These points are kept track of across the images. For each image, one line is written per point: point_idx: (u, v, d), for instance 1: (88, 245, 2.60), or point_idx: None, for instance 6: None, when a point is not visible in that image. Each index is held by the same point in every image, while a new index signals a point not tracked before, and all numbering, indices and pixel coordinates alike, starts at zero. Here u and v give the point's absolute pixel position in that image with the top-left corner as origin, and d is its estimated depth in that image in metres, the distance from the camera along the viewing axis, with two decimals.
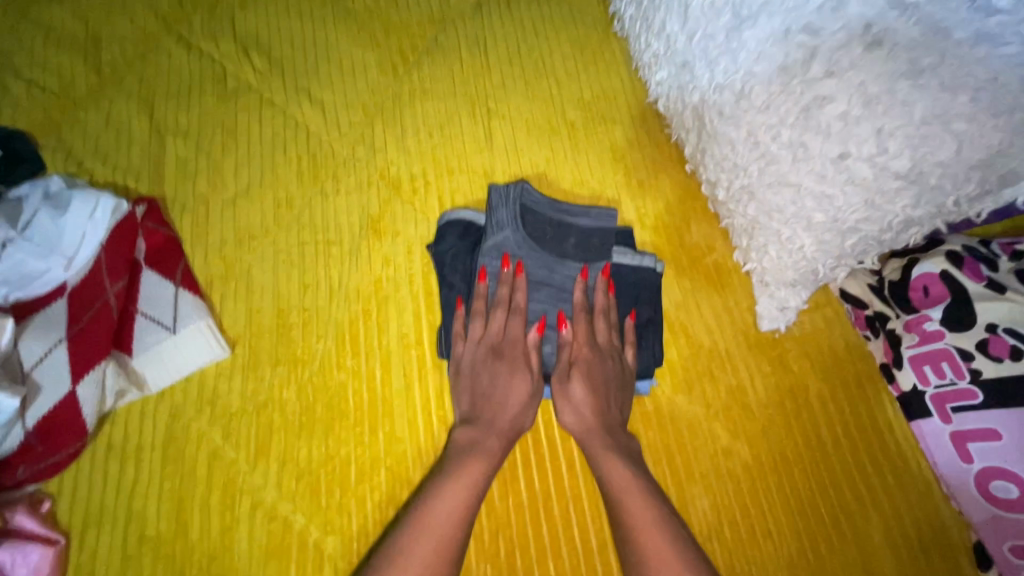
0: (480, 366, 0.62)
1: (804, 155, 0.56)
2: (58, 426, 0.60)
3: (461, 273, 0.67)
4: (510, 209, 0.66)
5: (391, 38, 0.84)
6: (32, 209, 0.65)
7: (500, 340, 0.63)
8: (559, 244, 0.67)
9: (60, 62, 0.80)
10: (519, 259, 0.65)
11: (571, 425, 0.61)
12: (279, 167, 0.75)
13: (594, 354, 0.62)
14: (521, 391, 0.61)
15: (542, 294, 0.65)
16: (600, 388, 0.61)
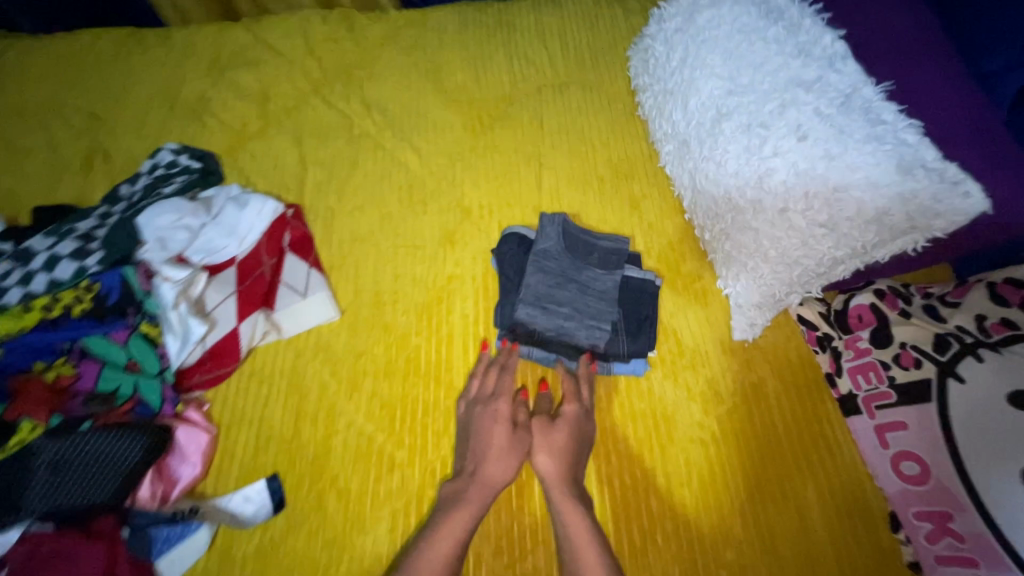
0: (474, 417, 0.81)
1: (761, 208, 0.80)
2: (222, 351, 0.85)
3: (515, 268, 0.92)
4: (555, 228, 0.93)
5: (473, 108, 1.14)
6: (221, 205, 0.95)
7: (491, 398, 0.82)
8: (587, 256, 0.92)
9: (239, 109, 1.12)
10: (558, 262, 0.90)
11: (545, 481, 0.76)
12: (385, 193, 1.03)
13: (565, 415, 0.81)
14: (504, 437, 0.79)
15: (573, 287, 0.88)
16: (572, 441, 0.79)
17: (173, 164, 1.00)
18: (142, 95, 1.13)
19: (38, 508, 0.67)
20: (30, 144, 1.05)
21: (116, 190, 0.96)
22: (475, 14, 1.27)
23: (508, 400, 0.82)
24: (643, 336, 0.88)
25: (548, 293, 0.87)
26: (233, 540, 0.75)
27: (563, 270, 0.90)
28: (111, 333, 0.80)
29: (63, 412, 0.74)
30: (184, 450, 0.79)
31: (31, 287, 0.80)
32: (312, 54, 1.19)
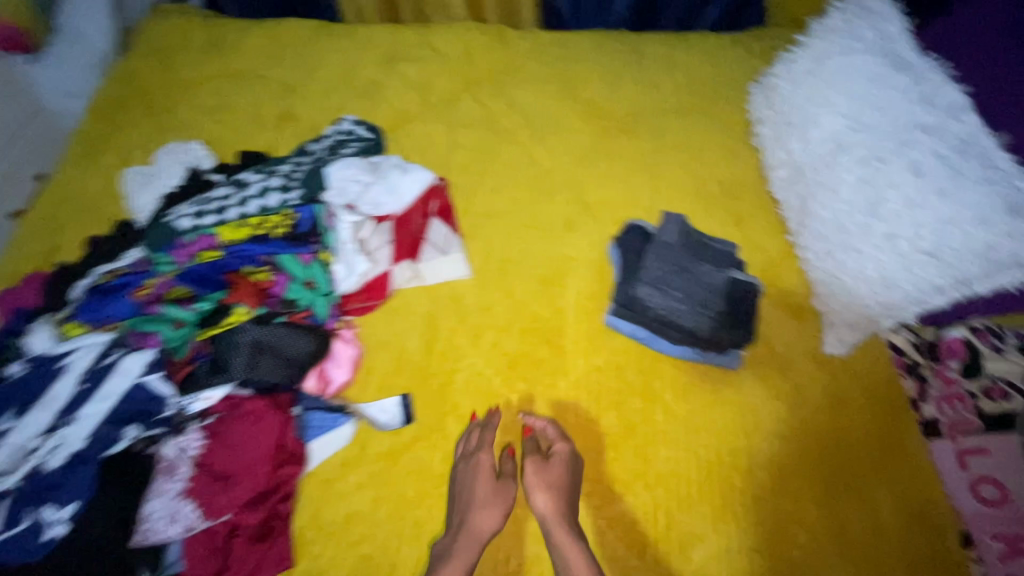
0: (458, 473, 0.86)
1: (869, 233, 0.90)
2: (375, 287, 1.01)
3: (634, 253, 1.04)
4: (675, 225, 1.07)
5: (600, 120, 1.28)
6: (386, 167, 1.12)
7: (474, 451, 0.87)
8: (702, 252, 1.04)
9: (401, 97, 1.31)
10: (676, 252, 1.02)
11: (544, 512, 0.81)
12: (517, 183, 1.18)
13: (545, 464, 0.85)
14: (489, 485, 0.84)
15: (687, 277, 0.99)
16: (556, 483, 0.83)
17: (351, 133, 1.20)
18: (328, 77, 1.35)
19: (240, 370, 0.84)
20: (239, 104, 1.30)
21: (303, 146, 1.17)
22: (613, 39, 1.41)
23: (489, 451, 0.87)
24: (745, 329, 0.95)
25: (666, 279, 0.99)
26: (369, 439, 0.89)
27: (679, 262, 1.01)
28: (300, 254, 0.96)
29: (264, 305, 0.93)
30: (338, 359, 0.93)
31: (247, 208, 0.98)
32: (468, 58, 1.38)
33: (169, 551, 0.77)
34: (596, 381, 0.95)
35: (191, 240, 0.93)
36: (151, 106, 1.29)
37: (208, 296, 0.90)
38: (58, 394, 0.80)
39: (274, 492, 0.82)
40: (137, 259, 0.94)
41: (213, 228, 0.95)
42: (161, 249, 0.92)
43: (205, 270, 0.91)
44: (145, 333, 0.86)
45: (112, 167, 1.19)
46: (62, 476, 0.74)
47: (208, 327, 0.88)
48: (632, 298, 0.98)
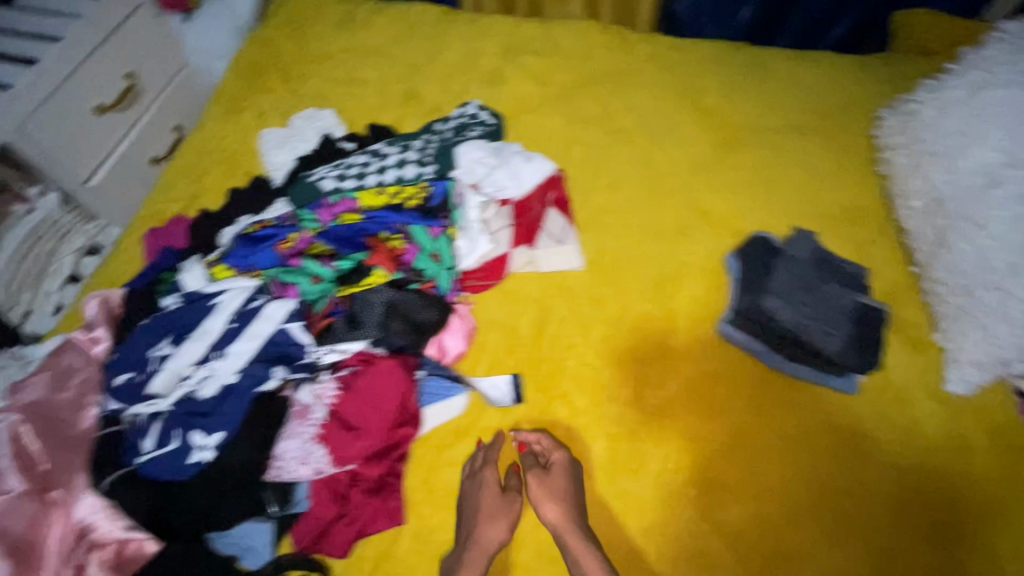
0: (463, 490, 0.84)
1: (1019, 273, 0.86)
2: (493, 266, 1.03)
3: (762, 263, 1.04)
4: (809, 241, 1.07)
5: (720, 129, 1.26)
6: (510, 152, 1.15)
7: (478, 469, 0.85)
8: (832, 271, 1.03)
9: (521, 86, 1.33)
10: (807, 267, 1.03)
11: (555, 522, 0.80)
12: (632, 184, 1.18)
13: (546, 476, 0.84)
14: (495, 499, 0.82)
15: (816, 294, 0.99)
16: (561, 495, 0.82)
17: (475, 116, 1.23)
18: (452, 60, 1.38)
19: (373, 326, 0.89)
20: (367, 79, 1.35)
21: (431, 125, 1.21)
22: (735, 52, 1.40)
23: (493, 467, 0.85)
24: (873, 353, 0.95)
25: (794, 291, 1.00)
26: (480, 414, 0.91)
27: (809, 277, 1.02)
28: (430, 227, 1.00)
29: (399, 268, 0.96)
30: (456, 329, 0.96)
31: (383, 177, 1.04)
32: (590, 55, 1.38)
33: (297, 490, 0.80)
34: (704, 387, 0.95)
35: (334, 201, 0.99)
36: (287, 73, 1.36)
37: (346, 256, 0.95)
38: (210, 329, 0.86)
39: (393, 450, 0.85)
40: (283, 214, 1.00)
41: (353, 192, 1.01)
42: (308, 207, 0.98)
43: (346, 230, 0.96)
44: (286, 284, 0.92)
45: (249, 126, 1.26)
46: (211, 407, 0.80)
47: (344, 286, 0.92)
48: (762, 307, 0.98)
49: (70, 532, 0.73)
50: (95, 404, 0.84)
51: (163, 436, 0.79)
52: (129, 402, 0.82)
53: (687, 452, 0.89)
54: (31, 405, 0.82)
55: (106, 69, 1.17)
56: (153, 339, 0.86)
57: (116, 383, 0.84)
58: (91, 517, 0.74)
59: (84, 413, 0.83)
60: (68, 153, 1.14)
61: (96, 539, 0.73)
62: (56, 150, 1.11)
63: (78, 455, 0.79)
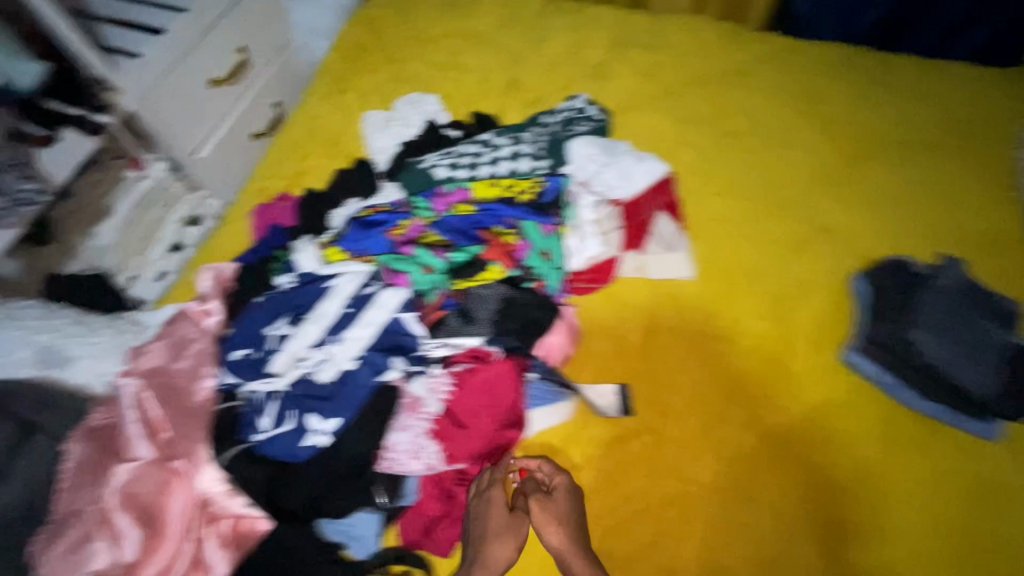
0: (469, 510, 0.79)
1: None
2: (602, 268, 1.00)
3: (899, 293, 0.96)
4: (958, 272, 0.97)
5: (842, 139, 1.18)
6: (622, 151, 1.10)
7: (485, 488, 0.80)
8: (981, 309, 0.94)
9: (628, 79, 1.27)
10: (956, 301, 0.94)
11: (559, 547, 0.75)
12: (747, 193, 1.12)
13: (548, 499, 0.79)
14: (502, 519, 0.77)
15: (967, 334, 0.91)
16: (567, 520, 0.77)
17: (583, 111, 1.19)
18: (556, 51, 1.33)
19: (487, 322, 0.88)
20: (470, 64, 1.32)
21: (537, 117, 1.18)
22: (858, 55, 1.30)
23: (499, 487, 0.80)
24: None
25: (943, 326, 0.92)
26: (588, 420, 0.89)
27: (959, 313, 0.93)
28: (543, 223, 0.97)
29: (515, 263, 0.93)
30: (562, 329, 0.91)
31: (497, 169, 1.02)
32: (703, 52, 1.31)
33: (405, 484, 0.79)
34: (822, 416, 0.90)
35: (450, 191, 0.98)
36: (388, 53, 1.34)
37: (462, 248, 0.93)
38: (326, 312, 0.85)
39: (500, 450, 0.83)
40: (396, 200, 0.99)
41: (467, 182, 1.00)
42: (422, 196, 0.98)
43: (461, 221, 0.95)
44: (397, 272, 0.91)
45: (350, 105, 1.25)
46: (330, 392, 0.80)
47: (457, 279, 0.91)
48: (907, 339, 0.91)
49: (193, 504, 0.74)
50: (211, 376, 0.83)
51: (280, 416, 0.79)
52: (246, 378, 0.83)
53: (805, 484, 0.86)
54: (152, 372, 0.83)
55: (222, 41, 1.18)
56: (269, 317, 0.86)
57: (233, 357, 0.85)
58: (212, 489, 0.75)
59: (200, 385, 0.82)
60: (182, 125, 1.15)
61: (216, 511, 0.75)
62: (172, 121, 1.13)
63: (198, 427, 0.78)
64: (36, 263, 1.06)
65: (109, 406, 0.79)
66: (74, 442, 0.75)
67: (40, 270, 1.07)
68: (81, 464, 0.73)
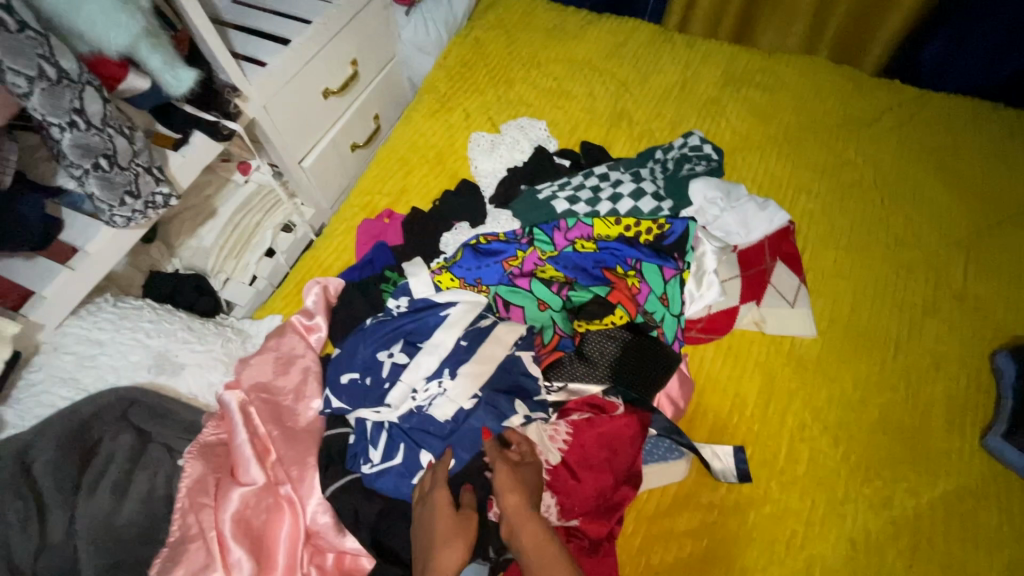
0: (417, 520, 0.68)
1: None
2: (720, 319, 0.94)
3: None
4: None
5: (977, 201, 1.10)
6: (744, 196, 1.05)
7: (429, 491, 0.70)
8: None
9: (740, 120, 1.23)
10: None
11: (512, 508, 0.65)
12: (871, 249, 1.05)
13: (512, 464, 0.71)
14: (448, 520, 0.65)
15: None
16: (529, 490, 0.68)
17: (698, 149, 1.13)
18: (666, 84, 1.30)
19: (604, 368, 0.84)
20: (576, 91, 1.29)
21: (651, 151, 1.14)
22: (990, 111, 1.23)
23: (444, 486, 0.69)
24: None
25: None
26: (703, 483, 0.83)
27: None
28: (665, 267, 0.91)
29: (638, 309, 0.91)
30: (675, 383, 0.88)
31: (618, 206, 1.00)
32: (820, 98, 1.27)
33: None
34: (963, 507, 0.81)
35: (570, 225, 0.95)
36: (493, 74, 1.32)
37: (585, 288, 0.90)
38: (442, 343, 0.82)
39: (613, 509, 0.77)
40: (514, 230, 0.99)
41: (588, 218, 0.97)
42: (543, 227, 0.96)
43: (582, 258, 0.92)
44: (511, 305, 0.88)
45: (455, 124, 1.23)
46: (453, 427, 0.77)
47: (577, 321, 0.89)
48: None
49: (299, 533, 0.70)
50: (317, 398, 0.83)
51: (391, 447, 0.76)
52: (355, 406, 0.79)
53: None
54: (257, 388, 0.80)
55: (338, 54, 1.18)
56: (381, 341, 0.83)
57: (339, 381, 0.81)
58: (319, 520, 0.72)
59: (305, 406, 0.82)
60: (293, 134, 1.16)
61: (322, 543, 0.72)
62: (285, 130, 1.13)
63: (309, 452, 0.77)
64: (141, 258, 1.05)
65: (222, 420, 0.75)
66: (190, 459, 0.71)
67: (145, 265, 1.06)
68: (197, 484, 0.70)
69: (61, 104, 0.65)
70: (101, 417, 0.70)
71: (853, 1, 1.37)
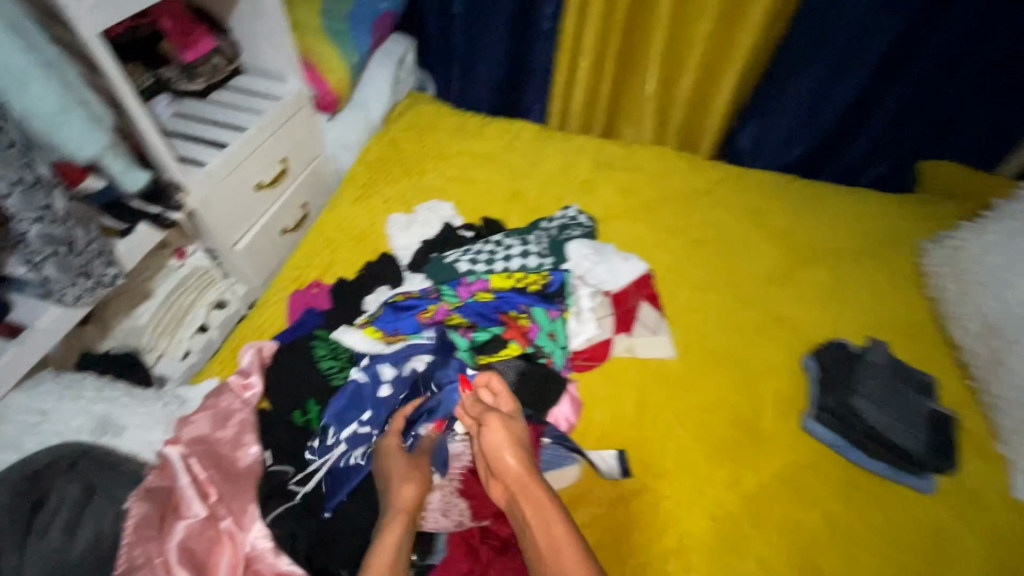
0: (384, 455, 0.90)
1: None
2: (598, 350, 1.16)
3: (841, 373, 1.13)
4: (885, 352, 1.17)
5: (784, 247, 1.45)
6: (611, 253, 1.32)
7: (384, 444, 0.92)
8: (905, 386, 1.12)
9: (609, 196, 1.55)
10: (886, 378, 1.12)
11: (512, 464, 0.81)
12: (713, 288, 1.35)
13: (504, 415, 0.87)
14: (402, 463, 0.88)
15: (892, 407, 1.08)
16: (519, 440, 0.84)
17: (575, 219, 1.42)
18: (550, 170, 1.61)
19: None
20: (478, 177, 1.57)
21: (538, 222, 1.41)
22: (789, 183, 1.63)
23: (395, 436, 0.94)
24: (949, 458, 1.04)
25: (880, 396, 1.09)
26: (593, 483, 1.00)
27: (895, 388, 1.11)
28: (550, 309, 1.16)
29: (530, 343, 1.12)
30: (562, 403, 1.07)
31: (510, 263, 1.25)
32: (669, 177, 1.62)
33: (436, 541, 0.88)
34: (789, 475, 1.03)
35: (471, 281, 1.18)
36: (408, 166, 1.57)
37: (485, 328, 1.12)
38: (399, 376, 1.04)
39: None
40: (426, 289, 1.18)
41: (486, 274, 1.21)
42: (449, 284, 1.18)
43: (482, 305, 1.14)
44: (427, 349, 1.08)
45: (376, 209, 1.45)
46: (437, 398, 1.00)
47: (481, 355, 1.09)
48: (851, 407, 1.07)
49: (239, 559, 0.80)
50: (254, 444, 0.93)
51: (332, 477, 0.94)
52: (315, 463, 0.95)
53: (787, 540, 0.96)
54: (197, 440, 0.89)
55: (269, 154, 1.38)
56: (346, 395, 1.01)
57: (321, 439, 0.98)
58: (260, 544, 0.82)
59: (244, 451, 0.92)
60: (228, 221, 1.32)
61: (261, 566, 0.81)
62: (223, 218, 1.29)
63: (248, 488, 0.88)
64: (74, 341, 1.14)
65: (163, 470, 0.82)
66: (136, 501, 0.78)
67: (79, 348, 1.15)
68: (142, 521, 0.76)
69: (34, 202, 0.79)
70: (49, 470, 0.77)
71: (686, 105, 1.79)
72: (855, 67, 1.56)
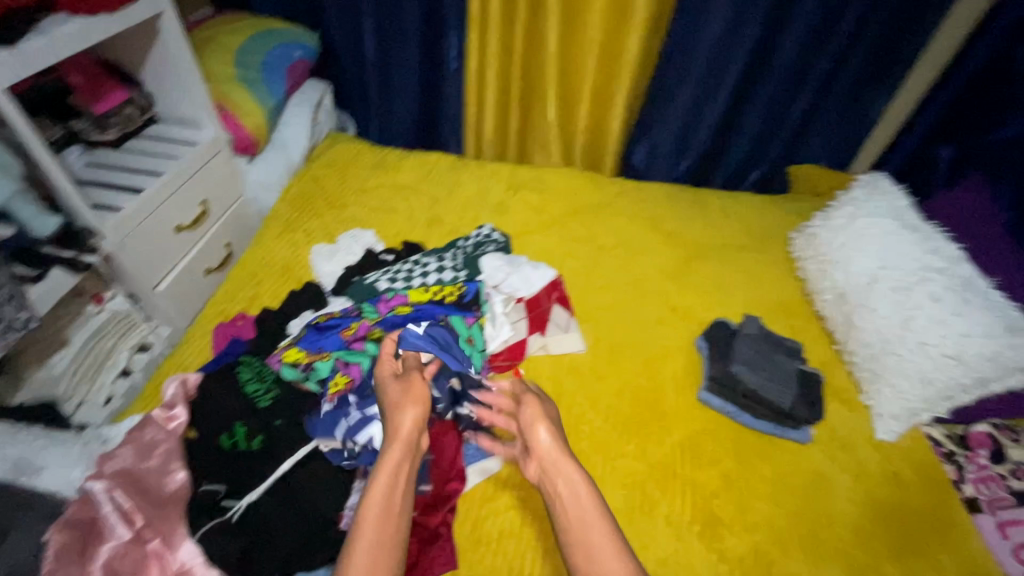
0: (385, 389, 0.99)
1: (917, 333, 1.16)
2: (514, 350, 1.27)
3: (725, 351, 1.30)
4: (759, 325, 1.35)
5: (678, 246, 1.63)
6: (523, 262, 1.43)
7: (388, 382, 1.00)
8: (777, 353, 1.30)
9: (521, 214, 1.69)
10: (760, 348, 1.29)
11: (543, 439, 0.91)
12: (618, 288, 1.49)
13: (536, 399, 0.98)
14: (398, 391, 0.96)
15: (767, 372, 1.24)
16: (552, 420, 0.95)
17: (489, 236, 1.54)
18: (467, 195, 1.74)
19: None
20: (398, 206, 1.67)
21: (455, 241, 1.52)
22: (680, 191, 1.84)
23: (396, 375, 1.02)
24: (816, 408, 1.21)
25: (754, 362, 1.26)
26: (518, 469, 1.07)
27: (767, 356, 1.28)
28: (466, 317, 1.25)
29: None
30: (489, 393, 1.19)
31: (427, 279, 1.35)
32: (575, 193, 1.79)
33: None
34: (689, 441, 1.16)
35: (390, 297, 1.26)
36: (331, 200, 1.66)
37: None
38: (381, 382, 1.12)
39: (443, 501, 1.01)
40: (348, 309, 1.25)
41: (404, 291, 1.29)
42: (369, 301, 1.25)
43: (400, 317, 1.20)
44: (350, 364, 1.13)
45: (300, 241, 1.51)
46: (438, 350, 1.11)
47: None
48: (734, 374, 1.23)
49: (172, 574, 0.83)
50: (181, 470, 0.96)
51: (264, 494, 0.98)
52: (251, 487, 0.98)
53: (689, 496, 1.08)
54: (121, 473, 0.91)
55: (188, 197, 1.42)
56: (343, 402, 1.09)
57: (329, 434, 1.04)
58: (191, 561, 0.85)
59: (171, 478, 0.94)
60: (148, 263, 1.34)
61: None
62: (142, 261, 1.32)
63: (175, 512, 0.90)
64: None
65: (83, 503, 0.85)
66: (54, 533, 0.80)
67: None
68: (63, 549, 0.79)
69: None
70: None
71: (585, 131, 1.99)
72: (718, 90, 1.81)
